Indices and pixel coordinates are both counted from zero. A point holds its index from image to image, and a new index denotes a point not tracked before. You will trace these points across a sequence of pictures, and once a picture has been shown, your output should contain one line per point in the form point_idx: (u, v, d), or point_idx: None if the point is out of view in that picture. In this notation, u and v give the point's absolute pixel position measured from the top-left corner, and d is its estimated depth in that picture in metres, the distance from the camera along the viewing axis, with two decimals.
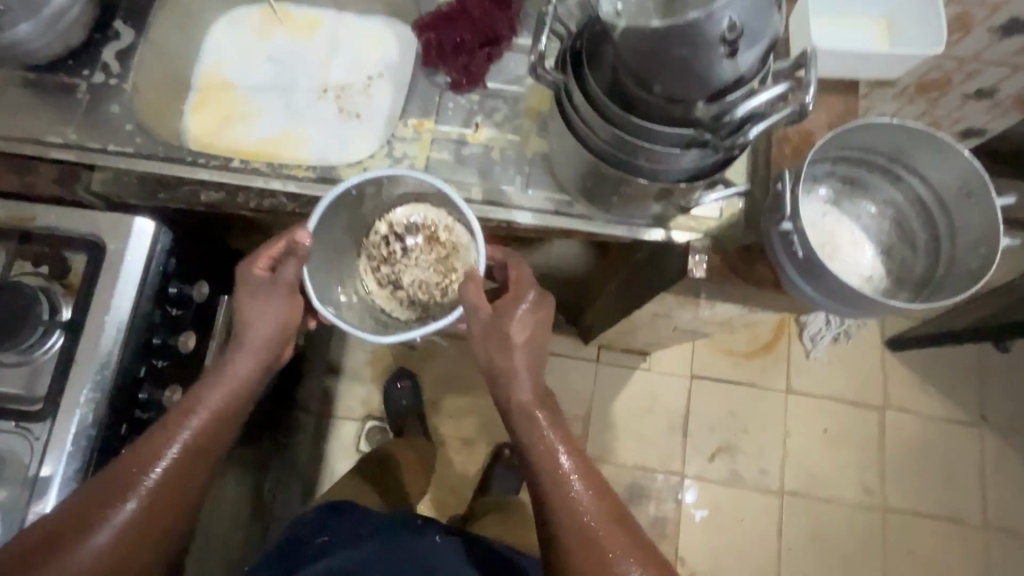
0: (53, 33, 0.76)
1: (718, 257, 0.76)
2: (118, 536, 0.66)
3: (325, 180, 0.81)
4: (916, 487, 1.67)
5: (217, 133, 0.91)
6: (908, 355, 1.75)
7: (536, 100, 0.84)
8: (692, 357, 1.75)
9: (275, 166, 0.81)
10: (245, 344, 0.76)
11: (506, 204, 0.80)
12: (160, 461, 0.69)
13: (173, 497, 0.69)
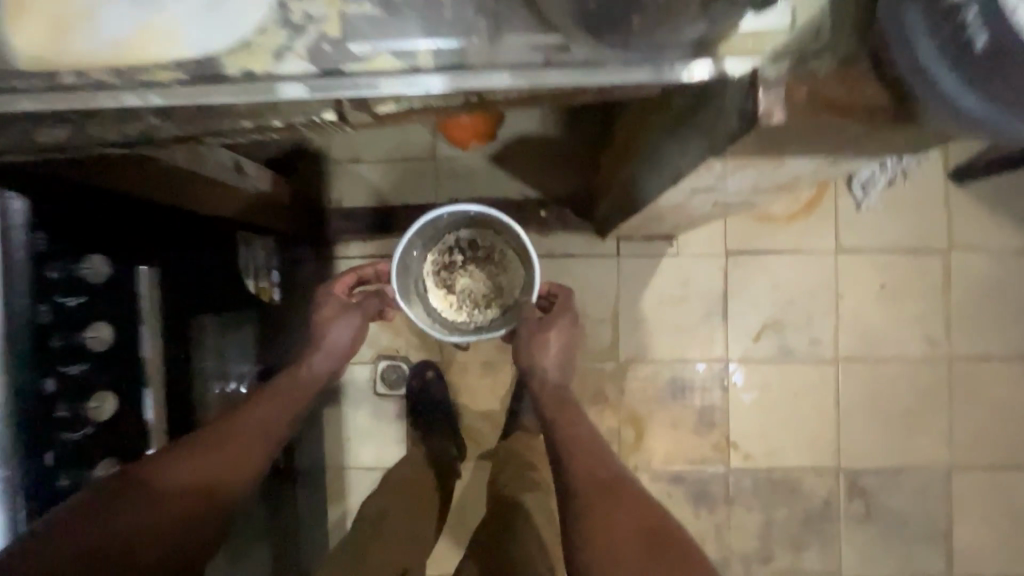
0: None
1: (803, 89, 0.48)
2: (211, 461, 0.79)
3: (201, 80, 0.52)
4: (984, 329, 1.52)
5: (53, 44, 0.49)
6: (975, 185, 1.51)
7: None
8: (725, 231, 1.52)
9: (124, 74, 0.52)
10: (323, 349, 1.04)
11: (470, 66, 0.52)
12: (256, 415, 0.88)
13: (227, 475, 0.80)
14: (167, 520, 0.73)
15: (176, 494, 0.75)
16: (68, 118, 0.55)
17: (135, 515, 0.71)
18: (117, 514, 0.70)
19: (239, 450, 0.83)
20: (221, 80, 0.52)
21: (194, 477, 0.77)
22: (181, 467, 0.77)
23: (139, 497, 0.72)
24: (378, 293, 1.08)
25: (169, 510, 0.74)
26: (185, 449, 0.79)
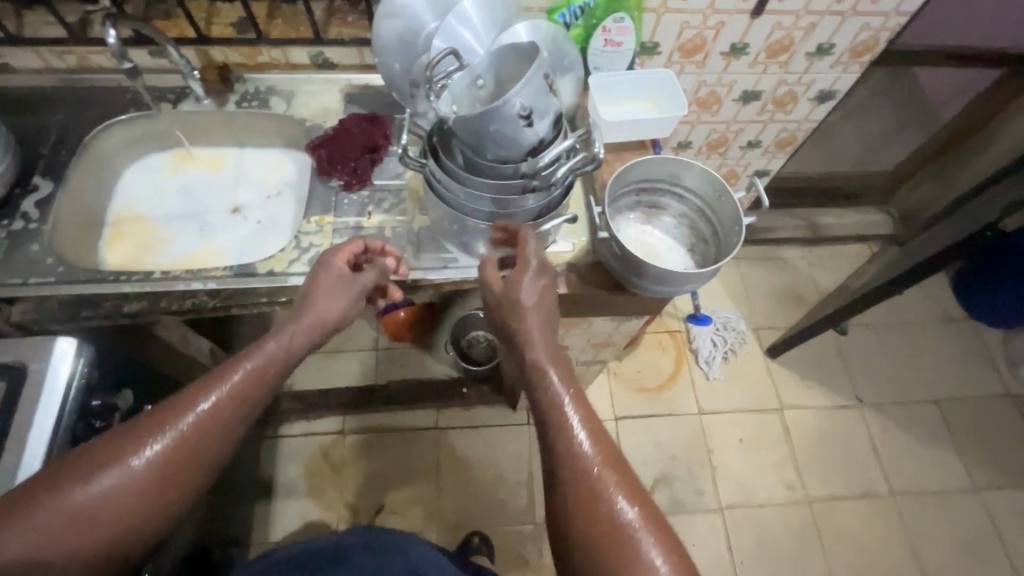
0: None
1: (577, 275, 0.90)
2: (135, 483, 0.67)
3: (241, 274, 0.88)
4: (830, 474, 1.77)
5: (137, 259, 1.01)
6: (786, 359, 1.94)
7: (417, 185, 0.99)
8: (612, 400, 1.83)
9: (193, 271, 0.88)
10: (308, 318, 0.78)
11: (406, 268, 0.92)
12: (193, 411, 0.70)
13: (200, 455, 0.70)
14: (163, 482, 0.68)
15: (210, 410, 0.71)
16: (149, 295, 0.86)
17: (174, 456, 0.69)
18: (91, 479, 0.65)
19: (206, 423, 0.70)
20: (251, 274, 0.89)
21: (134, 462, 0.67)
22: (212, 395, 0.71)
23: (121, 462, 0.67)
24: (369, 276, 0.85)
25: (166, 462, 0.68)
26: (163, 417, 0.70)
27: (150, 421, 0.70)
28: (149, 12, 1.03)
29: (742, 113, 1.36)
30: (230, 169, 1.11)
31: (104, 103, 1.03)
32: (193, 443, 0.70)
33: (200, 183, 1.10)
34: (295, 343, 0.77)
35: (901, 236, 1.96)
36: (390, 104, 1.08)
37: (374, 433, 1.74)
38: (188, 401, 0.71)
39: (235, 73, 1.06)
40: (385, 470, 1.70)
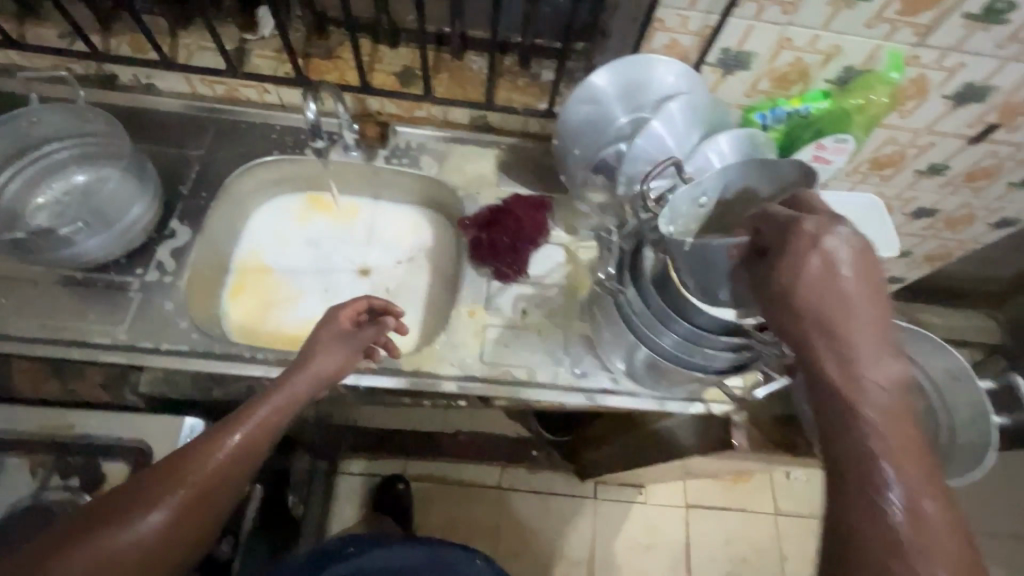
0: (119, 243, 0.79)
1: (756, 428, 0.79)
2: (166, 523, 0.56)
3: (387, 370, 0.79)
4: None
5: (260, 317, 0.93)
6: None
7: (575, 283, 0.90)
8: (685, 486, 1.70)
9: None
10: (314, 363, 0.68)
11: (562, 384, 0.82)
12: (217, 452, 0.60)
13: (217, 499, 0.60)
14: (184, 531, 0.57)
15: (239, 441, 0.61)
16: None
17: (194, 506, 0.58)
18: (112, 538, 0.53)
19: (228, 463, 0.60)
20: (396, 371, 0.80)
21: (157, 517, 0.56)
22: (242, 428, 0.62)
23: (151, 514, 0.55)
24: (367, 335, 0.74)
25: (189, 511, 0.58)
26: (191, 461, 0.59)
27: (160, 468, 0.58)
28: (310, 50, 0.95)
29: (906, 226, 1.23)
30: (361, 223, 1.02)
31: (248, 141, 0.95)
32: (219, 485, 0.60)
33: (328, 235, 1.01)
34: (303, 390, 0.67)
35: (1006, 338, 1.83)
36: (548, 182, 0.98)
37: (433, 483, 1.65)
38: (219, 438, 0.61)
39: (389, 126, 0.97)
40: (440, 525, 1.61)
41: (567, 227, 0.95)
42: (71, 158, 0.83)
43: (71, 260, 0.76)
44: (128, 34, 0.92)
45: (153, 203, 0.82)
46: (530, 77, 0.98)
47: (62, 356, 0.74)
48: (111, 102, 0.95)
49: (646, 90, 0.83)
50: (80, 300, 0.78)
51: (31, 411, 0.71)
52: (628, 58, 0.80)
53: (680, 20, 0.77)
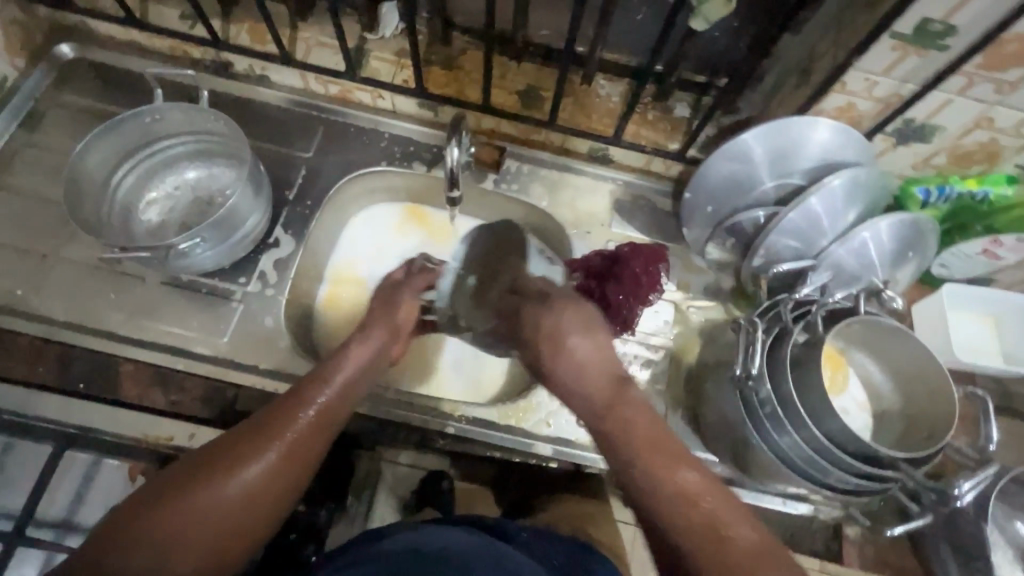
0: (226, 250, 0.77)
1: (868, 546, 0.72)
2: (270, 473, 0.55)
3: (485, 423, 0.76)
4: None
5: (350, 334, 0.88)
6: None
7: (682, 351, 0.84)
8: None
9: (437, 406, 0.76)
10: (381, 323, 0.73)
11: None
12: (308, 406, 0.61)
13: (298, 469, 0.57)
14: (269, 499, 0.54)
15: (315, 410, 0.60)
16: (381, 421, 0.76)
17: (274, 472, 0.55)
18: (201, 501, 0.51)
19: (310, 430, 0.59)
20: (490, 424, 0.76)
21: (245, 478, 0.53)
22: (326, 388, 0.63)
23: (236, 477, 0.53)
24: (414, 284, 0.77)
25: (273, 477, 0.55)
26: (271, 427, 0.57)
27: (238, 436, 0.56)
28: (431, 57, 0.89)
29: None
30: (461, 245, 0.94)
31: (356, 148, 0.91)
32: (301, 450, 0.57)
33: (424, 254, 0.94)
34: (375, 348, 0.70)
35: None
36: (663, 228, 0.91)
37: None
38: (296, 407, 0.60)
39: (504, 149, 0.91)
40: None
41: (679, 281, 0.88)
42: (185, 153, 0.81)
43: (179, 269, 0.75)
44: (249, 21, 0.87)
45: (262, 211, 0.79)
46: (663, 110, 0.89)
47: (164, 363, 0.73)
48: (223, 89, 0.92)
49: (798, 154, 0.74)
50: (184, 303, 0.78)
51: (136, 417, 0.71)
52: (784, 122, 0.71)
53: (866, 84, 0.67)
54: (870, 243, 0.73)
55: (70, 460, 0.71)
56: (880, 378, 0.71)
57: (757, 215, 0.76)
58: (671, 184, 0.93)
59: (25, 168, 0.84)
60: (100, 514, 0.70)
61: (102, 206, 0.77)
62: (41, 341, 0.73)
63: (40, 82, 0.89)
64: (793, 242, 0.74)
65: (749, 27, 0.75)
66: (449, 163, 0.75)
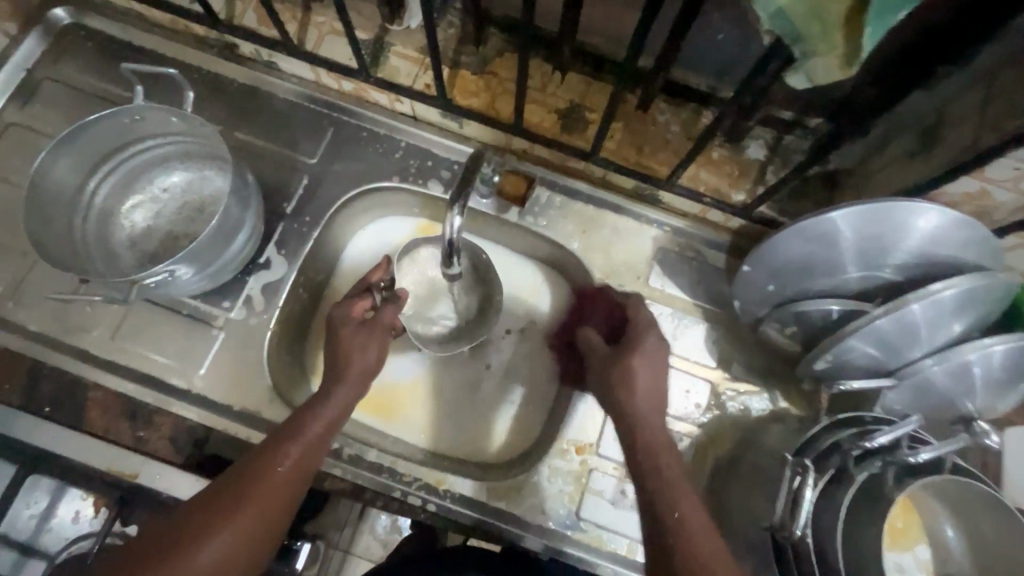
0: (209, 276, 0.68)
1: None
2: (232, 546, 0.50)
3: (467, 502, 0.69)
4: None
5: None
6: None
7: (711, 441, 0.73)
8: None
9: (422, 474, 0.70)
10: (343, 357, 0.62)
11: None
12: (280, 461, 0.54)
13: (264, 534, 0.53)
14: (237, 566, 0.51)
15: (284, 469, 0.54)
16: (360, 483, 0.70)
17: (241, 539, 0.51)
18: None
19: (275, 495, 0.53)
20: (476, 504, 0.69)
21: (212, 550, 0.49)
22: (298, 439, 0.56)
23: (202, 551, 0.49)
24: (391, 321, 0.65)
25: (242, 545, 0.51)
26: (238, 491, 0.52)
27: (204, 499, 0.52)
28: (460, 58, 0.74)
29: None
30: None
31: (366, 158, 0.79)
32: (266, 514, 0.53)
33: None
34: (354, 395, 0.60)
35: None
36: (712, 290, 0.77)
37: None
38: (267, 469, 0.54)
39: (535, 176, 0.78)
40: None
41: (720, 357, 0.75)
42: (175, 153, 0.72)
43: (165, 295, 0.67)
44: None
45: (251, 232, 0.70)
46: (732, 149, 0.73)
47: (138, 393, 0.68)
48: (224, 73, 0.80)
49: (897, 242, 0.58)
50: (162, 326, 0.71)
51: (100, 450, 0.66)
52: (887, 205, 0.55)
53: (1014, 174, 0.52)
54: (975, 367, 0.58)
55: (37, 481, 0.69)
56: (950, 534, 0.59)
57: (831, 309, 0.61)
58: (730, 237, 0.77)
59: (13, 153, 0.77)
60: (63, 542, 0.68)
61: (76, 211, 0.69)
62: (12, 351, 0.69)
63: (33, 52, 0.79)
64: (874, 351, 0.59)
65: (864, 70, 0.59)
66: (447, 235, 0.60)
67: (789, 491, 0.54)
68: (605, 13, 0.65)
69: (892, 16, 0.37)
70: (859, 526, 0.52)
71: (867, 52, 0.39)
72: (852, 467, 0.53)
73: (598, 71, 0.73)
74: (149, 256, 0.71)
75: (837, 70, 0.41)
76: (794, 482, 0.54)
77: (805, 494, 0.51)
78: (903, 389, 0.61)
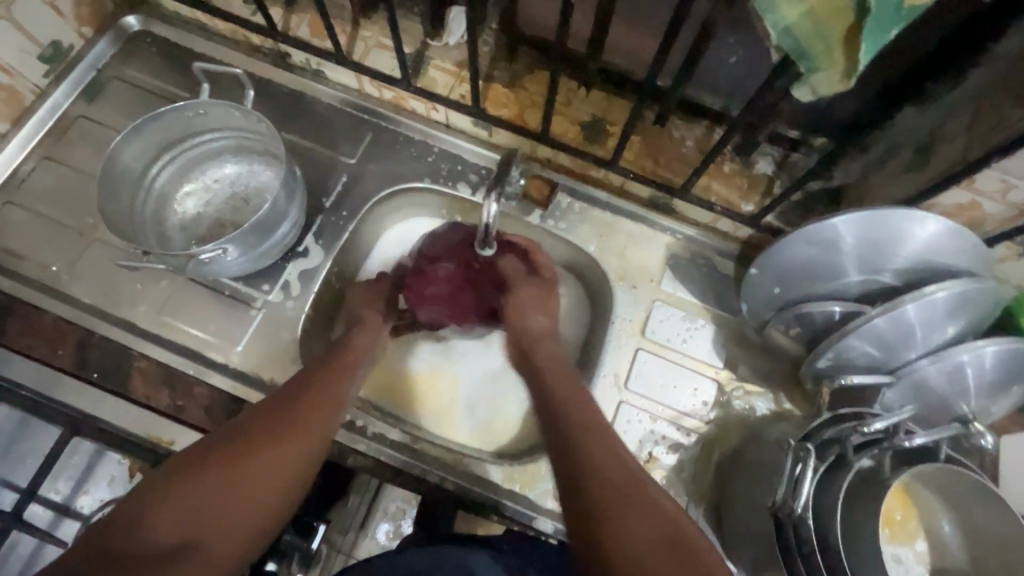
0: (254, 258, 0.74)
1: None
2: (281, 456, 0.56)
3: (482, 483, 0.73)
4: None
5: None
6: None
7: (719, 435, 0.76)
8: None
9: (439, 458, 0.74)
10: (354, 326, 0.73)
11: None
12: (318, 385, 0.63)
13: (312, 446, 0.59)
14: (285, 479, 0.56)
15: (323, 396, 0.62)
16: (381, 461, 0.74)
17: (292, 446, 0.57)
18: (229, 472, 0.53)
19: (319, 414, 0.61)
20: (491, 485, 0.73)
21: (260, 459, 0.55)
22: (330, 369, 0.65)
23: (260, 456, 0.55)
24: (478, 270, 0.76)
25: (296, 453, 0.57)
26: (282, 410, 0.59)
27: (245, 425, 0.58)
28: (494, 73, 0.81)
29: None
30: None
31: (401, 160, 0.85)
32: (310, 433, 0.59)
33: None
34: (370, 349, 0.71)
35: None
36: (720, 295, 0.81)
37: None
38: (318, 390, 0.63)
39: (556, 182, 0.84)
40: None
41: (728, 359, 0.79)
42: (228, 147, 0.79)
43: (212, 274, 0.72)
44: (310, 12, 0.83)
45: (295, 222, 0.76)
46: (742, 163, 0.78)
47: (180, 366, 0.74)
48: (276, 79, 0.88)
49: (893, 248, 0.63)
50: (205, 304, 0.76)
51: (141, 416, 0.71)
52: (884, 214, 0.60)
53: (1000, 185, 0.57)
54: (967, 368, 0.62)
55: (78, 445, 0.73)
56: (947, 529, 0.62)
57: (833, 310, 0.65)
58: (738, 246, 0.82)
59: (79, 143, 0.83)
60: (96, 503, 0.72)
61: (138, 195, 0.75)
62: (65, 322, 0.74)
63: (102, 54, 0.86)
64: (873, 350, 0.63)
65: (866, 92, 0.65)
66: (483, 220, 0.66)
67: (791, 473, 0.57)
68: (629, 35, 0.72)
69: (885, 34, 0.43)
70: (857, 508, 0.55)
71: (863, 66, 0.45)
72: (852, 454, 0.56)
73: (620, 88, 0.80)
74: (199, 239, 0.77)
75: (838, 83, 0.46)
76: (797, 467, 0.57)
77: (805, 474, 0.55)
78: (901, 388, 0.64)
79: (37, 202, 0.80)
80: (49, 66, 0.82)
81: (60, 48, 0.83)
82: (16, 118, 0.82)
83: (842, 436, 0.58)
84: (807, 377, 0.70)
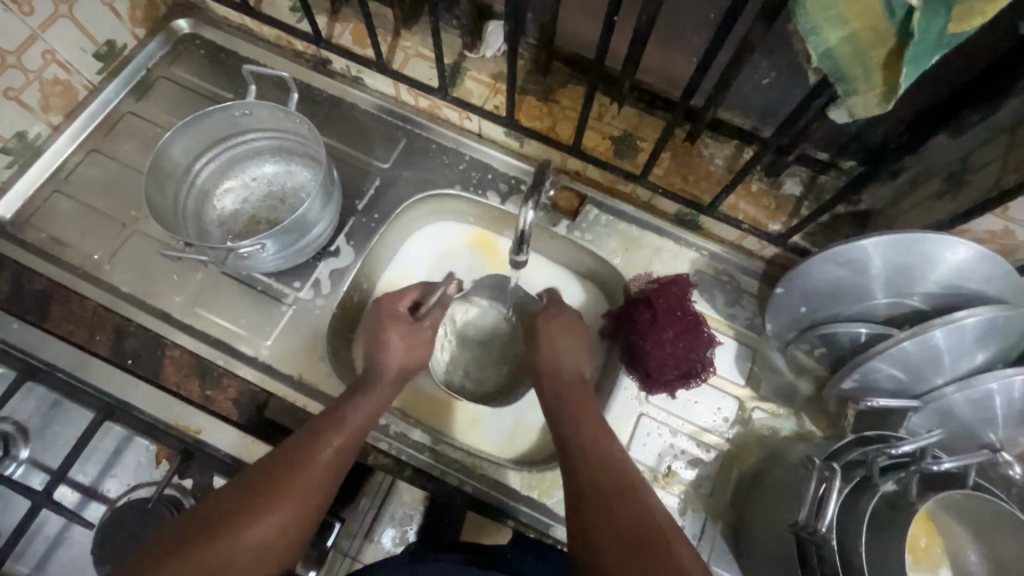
0: (287, 255, 0.75)
1: None
2: (279, 527, 0.57)
3: (498, 489, 0.74)
4: None
5: None
6: None
7: (738, 452, 0.76)
8: None
9: (462, 463, 0.75)
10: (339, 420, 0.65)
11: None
12: (319, 452, 0.62)
13: (302, 521, 0.58)
14: (280, 549, 0.57)
15: (323, 459, 0.62)
16: (402, 462, 0.76)
17: (283, 523, 0.57)
18: (222, 549, 0.53)
19: (318, 481, 0.60)
20: (508, 492, 0.74)
21: (256, 533, 0.55)
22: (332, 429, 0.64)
23: (251, 531, 0.55)
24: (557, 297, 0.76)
25: (279, 538, 0.56)
26: (279, 478, 0.59)
27: (242, 492, 0.58)
28: (528, 86, 0.83)
29: None
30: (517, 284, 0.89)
31: (434, 167, 0.87)
32: (305, 500, 0.59)
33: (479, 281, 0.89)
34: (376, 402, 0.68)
35: None
36: (744, 312, 0.82)
37: None
38: (319, 461, 0.61)
39: (585, 195, 0.85)
40: None
41: (750, 376, 0.79)
42: (268, 148, 0.82)
43: (247, 268, 0.74)
44: (354, 21, 0.86)
45: (330, 224, 0.78)
46: (770, 184, 0.79)
47: (212, 357, 0.75)
48: (316, 85, 0.91)
49: (922, 273, 0.63)
50: (238, 299, 0.78)
51: (171, 404, 0.73)
52: (912, 239, 0.60)
53: None
54: (996, 397, 0.61)
55: (108, 430, 0.75)
56: (974, 558, 0.61)
57: (859, 331, 0.65)
58: (762, 265, 0.83)
59: (126, 139, 0.86)
60: (123, 488, 0.73)
61: (181, 189, 0.78)
62: (104, 309, 0.77)
63: (152, 54, 0.90)
64: (899, 374, 0.63)
65: (897, 117, 0.66)
66: (521, 226, 0.66)
67: (813, 494, 0.57)
68: (665, 54, 0.73)
69: (924, 61, 0.44)
70: (882, 530, 0.55)
71: (901, 91, 0.45)
72: (877, 477, 0.56)
73: (652, 105, 0.81)
74: (234, 235, 0.79)
75: (875, 105, 0.47)
76: (821, 487, 0.57)
77: (831, 495, 0.54)
78: (927, 414, 0.64)
79: (83, 192, 0.83)
80: (102, 63, 0.86)
81: (114, 46, 0.86)
82: (68, 112, 0.85)
83: (867, 458, 0.58)
84: (830, 401, 0.70)
